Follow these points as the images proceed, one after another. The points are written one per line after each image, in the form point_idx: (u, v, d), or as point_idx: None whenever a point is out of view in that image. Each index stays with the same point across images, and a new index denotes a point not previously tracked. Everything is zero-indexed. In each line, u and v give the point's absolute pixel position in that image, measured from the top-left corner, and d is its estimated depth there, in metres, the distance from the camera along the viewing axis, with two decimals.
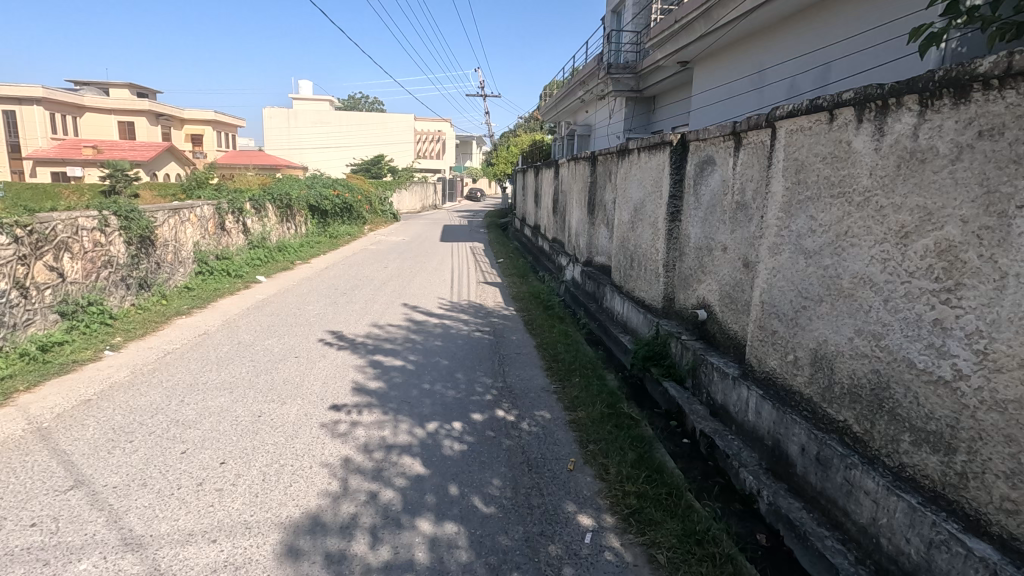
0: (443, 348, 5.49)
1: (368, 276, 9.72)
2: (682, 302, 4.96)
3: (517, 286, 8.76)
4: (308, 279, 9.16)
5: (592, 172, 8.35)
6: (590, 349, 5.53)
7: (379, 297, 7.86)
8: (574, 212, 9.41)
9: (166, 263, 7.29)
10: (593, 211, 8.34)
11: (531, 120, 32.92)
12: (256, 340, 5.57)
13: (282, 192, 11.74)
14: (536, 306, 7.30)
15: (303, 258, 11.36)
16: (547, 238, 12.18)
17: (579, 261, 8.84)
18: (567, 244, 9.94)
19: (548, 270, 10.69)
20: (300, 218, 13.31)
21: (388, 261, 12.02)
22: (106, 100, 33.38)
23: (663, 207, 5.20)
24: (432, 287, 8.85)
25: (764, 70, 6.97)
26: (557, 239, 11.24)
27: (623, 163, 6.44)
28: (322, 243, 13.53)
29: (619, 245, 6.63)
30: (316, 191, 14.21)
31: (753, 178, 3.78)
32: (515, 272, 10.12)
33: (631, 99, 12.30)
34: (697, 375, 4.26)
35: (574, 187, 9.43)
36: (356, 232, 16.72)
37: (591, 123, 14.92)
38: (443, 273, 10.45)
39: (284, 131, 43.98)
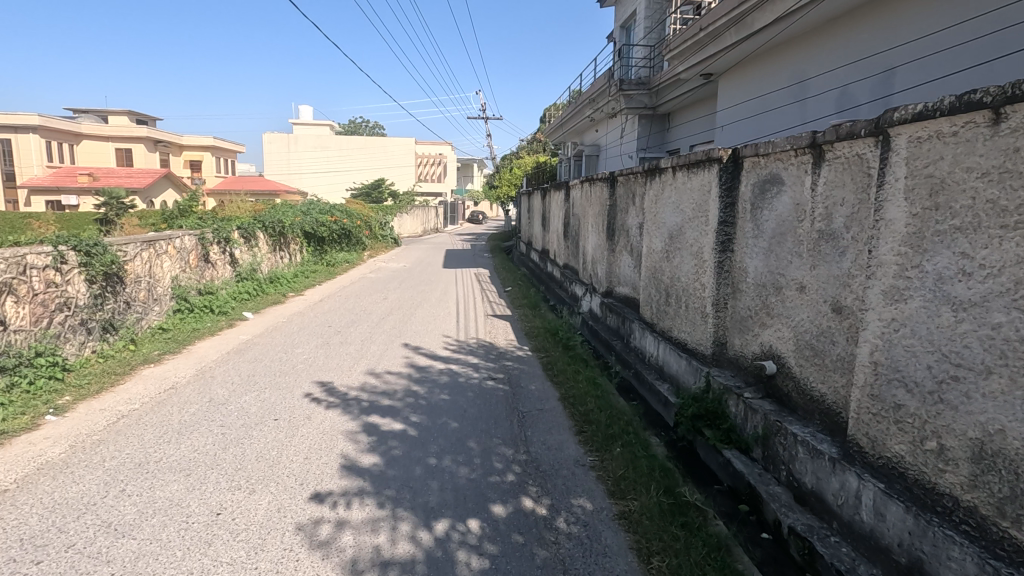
0: (451, 404, 4.64)
1: (365, 310, 8.91)
2: (740, 349, 4.12)
3: (530, 320, 7.92)
4: (300, 315, 8.35)
5: (611, 194, 7.58)
6: (625, 403, 4.67)
7: (377, 336, 7.03)
8: (590, 237, 8.61)
9: (138, 301, 6.50)
10: (614, 238, 7.54)
11: (533, 142, 32.49)
12: (231, 396, 4.74)
13: (274, 219, 10.99)
14: (554, 346, 6.44)
15: (296, 289, 10.54)
16: (558, 265, 11.37)
17: (597, 292, 8.01)
18: (583, 272, 9.13)
19: (560, 300, 9.87)
20: (295, 247, 12.53)
21: (389, 291, 11.22)
22: (104, 127, 33.05)
23: (710, 235, 4.40)
24: (436, 322, 8.02)
25: (805, 80, 6.23)
26: (570, 267, 10.42)
27: (653, 184, 5.67)
28: (318, 272, 12.74)
29: (649, 277, 5.83)
30: (312, 217, 13.47)
31: (846, 201, 2.98)
32: (526, 304, 9.28)
33: (645, 117, 11.65)
34: (771, 446, 3.40)
35: (590, 210, 8.65)
36: (355, 259, 15.96)
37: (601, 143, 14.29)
38: (447, 304, 9.63)
39: (284, 156, 43.67)
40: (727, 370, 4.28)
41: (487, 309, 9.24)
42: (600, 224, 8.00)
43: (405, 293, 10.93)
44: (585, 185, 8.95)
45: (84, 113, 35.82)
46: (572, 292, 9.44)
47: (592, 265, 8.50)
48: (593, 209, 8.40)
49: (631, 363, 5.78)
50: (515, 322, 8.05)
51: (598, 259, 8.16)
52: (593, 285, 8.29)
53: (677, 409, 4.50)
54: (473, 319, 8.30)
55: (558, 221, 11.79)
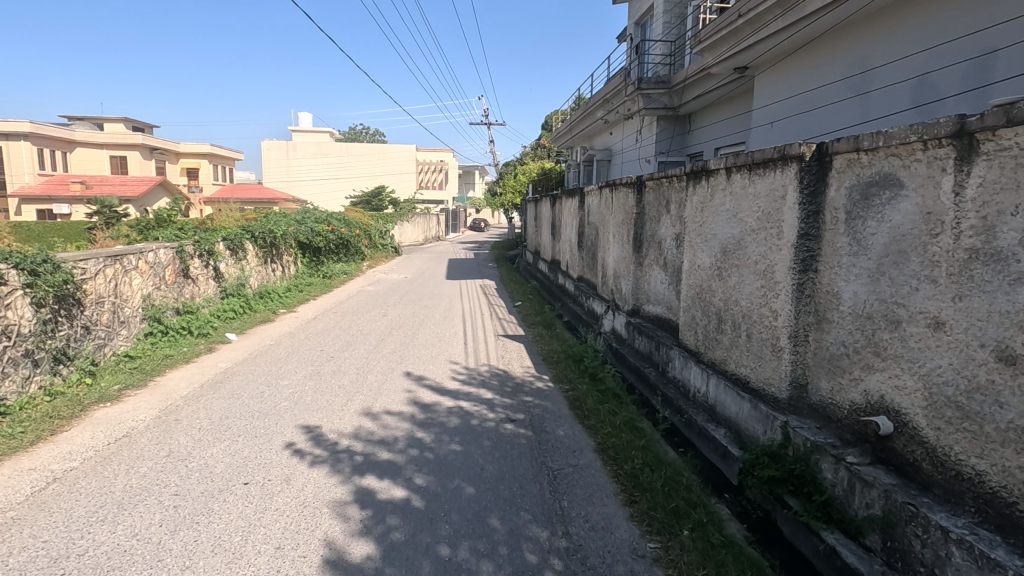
0: (464, 459, 3.79)
1: (363, 329, 8.06)
2: (829, 395, 3.28)
3: (547, 343, 7.07)
4: (288, 337, 7.49)
5: (638, 201, 6.75)
6: (678, 457, 3.82)
7: (374, 363, 6.17)
8: (612, 249, 7.76)
9: (100, 326, 5.66)
10: (642, 250, 6.70)
11: (537, 148, 31.79)
12: (195, 449, 3.89)
13: (264, 229, 10.16)
14: (579, 376, 5.59)
15: (288, 305, 9.68)
16: (571, 277, 10.53)
17: (622, 311, 7.17)
18: (603, 288, 8.27)
19: (577, 318, 9.03)
20: (288, 259, 11.68)
21: (389, 307, 10.35)
22: (98, 135, 32.34)
23: (785, 251, 3.56)
24: (442, 344, 7.17)
25: (869, 70, 5.45)
26: (587, 281, 9.57)
27: (698, 189, 4.84)
28: (313, 285, 11.90)
29: (693, 297, 4.99)
30: (306, 226, 12.62)
31: (1023, 209, 2.15)
32: (540, 321, 8.43)
33: (665, 118, 10.88)
34: (898, 537, 2.55)
35: (611, 219, 7.81)
36: (353, 270, 15.12)
37: (614, 147, 13.51)
38: (452, 322, 8.76)
39: (283, 164, 42.98)
40: (810, 420, 3.42)
41: (497, 328, 8.39)
42: (625, 235, 7.16)
43: (406, 309, 10.07)
44: (605, 190, 8.12)
45: (79, 120, 35.15)
46: (590, 308, 8.59)
47: (614, 280, 7.64)
48: (616, 217, 7.55)
49: (672, 398, 4.93)
50: (530, 344, 7.19)
51: (622, 274, 7.29)
52: (617, 303, 7.44)
53: (743, 464, 3.65)
54: (482, 341, 7.43)
55: (570, 230, 10.95)
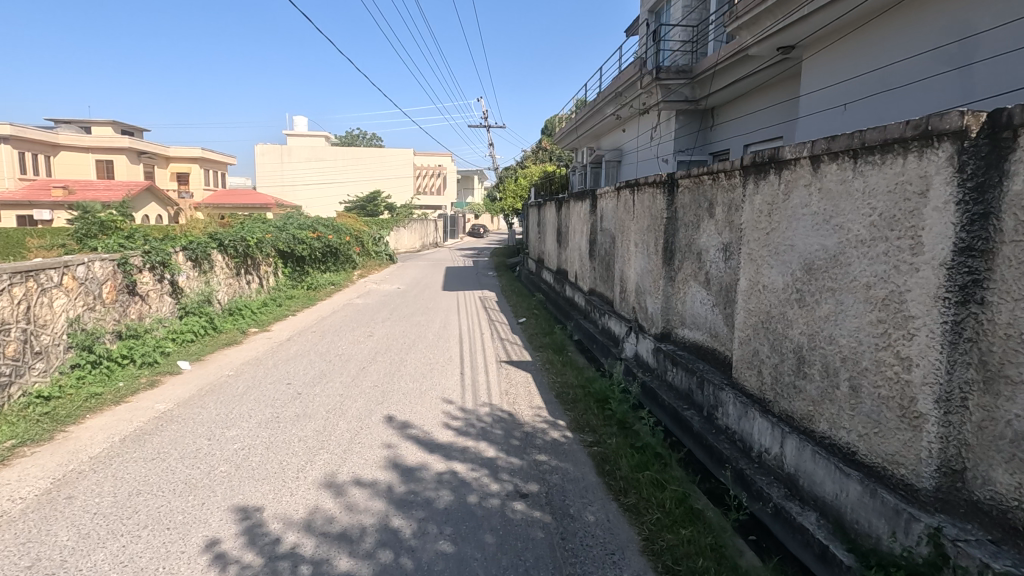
0: (458, 571, 2.65)
1: (343, 354, 6.92)
2: (1015, 496, 2.13)
3: (560, 373, 5.94)
4: (252, 364, 6.34)
5: (670, 204, 5.64)
6: (761, 565, 2.68)
7: (349, 403, 5.02)
8: (633, 260, 6.63)
9: (3, 360, 4.51)
10: (675, 263, 5.58)
11: (539, 151, 30.76)
12: (74, 553, 2.74)
13: (236, 237, 9.01)
14: (604, 423, 4.45)
15: (261, 324, 8.53)
16: (583, 291, 9.39)
17: (649, 334, 6.03)
18: (622, 305, 7.15)
19: (591, 338, 7.90)
20: (266, 270, 10.52)
21: (377, 322, 9.20)
22: (84, 138, 31.26)
23: (926, 272, 2.43)
24: (435, 374, 6.03)
25: (969, 38, 4.34)
26: (602, 295, 8.44)
27: (764, 186, 3.73)
28: (294, 299, 10.75)
29: (755, 327, 3.86)
30: (288, 233, 11.46)
31: None
32: (550, 342, 7.29)
33: (686, 112, 9.77)
34: None
35: (633, 225, 6.68)
36: (342, 281, 13.97)
37: (625, 147, 12.40)
38: (446, 343, 7.62)
39: (277, 168, 41.92)
40: (976, 528, 2.26)
41: (499, 351, 7.24)
42: (651, 244, 6.04)
43: (395, 325, 8.92)
44: (625, 191, 7.00)
45: (66, 123, 34.12)
46: (608, 327, 7.45)
47: (637, 297, 6.51)
48: (640, 223, 6.43)
49: (731, 458, 3.79)
50: (538, 374, 6.05)
51: (648, 290, 6.17)
52: (642, 324, 6.30)
53: None
54: (482, 369, 6.28)
55: (580, 237, 9.85)
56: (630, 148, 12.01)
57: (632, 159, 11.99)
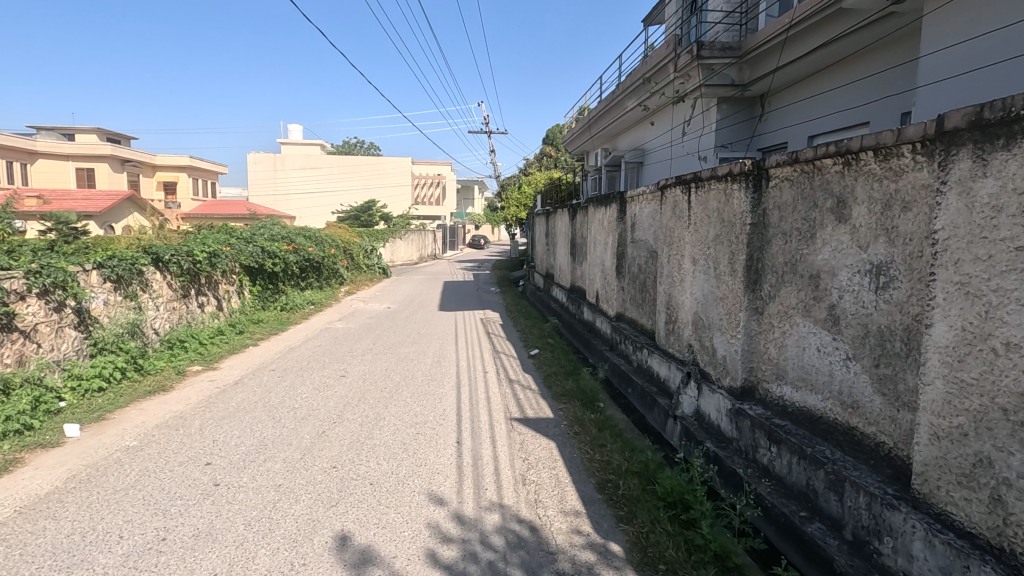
0: None
1: (303, 406, 5.21)
2: None
3: (599, 444, 4.23)
4: (170, 426, 4.60)
5: (755, 205, 3.97)
6: None
7: (286, 507, 3.29)
8: (691, 281, 4.94)
9: None
10: (764, 289, 3.92)
11: (544, 159, 29.26)
12: None
13: (180, 250, 7.31)
14: (690, 556, 2.74)
15: (207, 361, 6.82)
16: (609, 317, 7.67)
17: (723, 389, 4.31)
18: (671, 340, 5.44)
19: (628, 382, 6.19)
20: (225, 290, 8.76)
21: (355, 353, 7.46)
22: (64, 146, 29.69)
23: None
24: (422, 443, 4.32)
25: None
26: (639, 326, 6.72)
27: (1005, 164, 2.05)
28: (261, 324, 9.06)
29: (980, 413, 2.17)
30: (255, 245, 9.69)
31: None
32: (575, 390, 5.58)
33: (730, 99, 8.14)
34: None
35: (689, 236, 5.00)
36: (324, 300, 12.28)
37: (649, 145, 10.77)
38: (438, 387, 5.88)
39: (271, 177, 40.46)
40: None
41: (509, 400, 5.52)
42: (722, 261, 4.35)
43: (377, 358, 7.20)
44: (675, 192, 5.33)
45: (47, 131, 32.55)
46: (654, 372, 5.72)
47: (698, 331, 4.81)
48: (701, 233, 4.75)
49: None
50: (565, 444, 4.32)
51: (716, 325, 4.46)
52: (708, 372, 4.58)
53: None
54: (486, 433, 4.57)
55: (602, 250, 8.18)
56: (656, 146, 10.38)
57: (658, 159, 10.36)
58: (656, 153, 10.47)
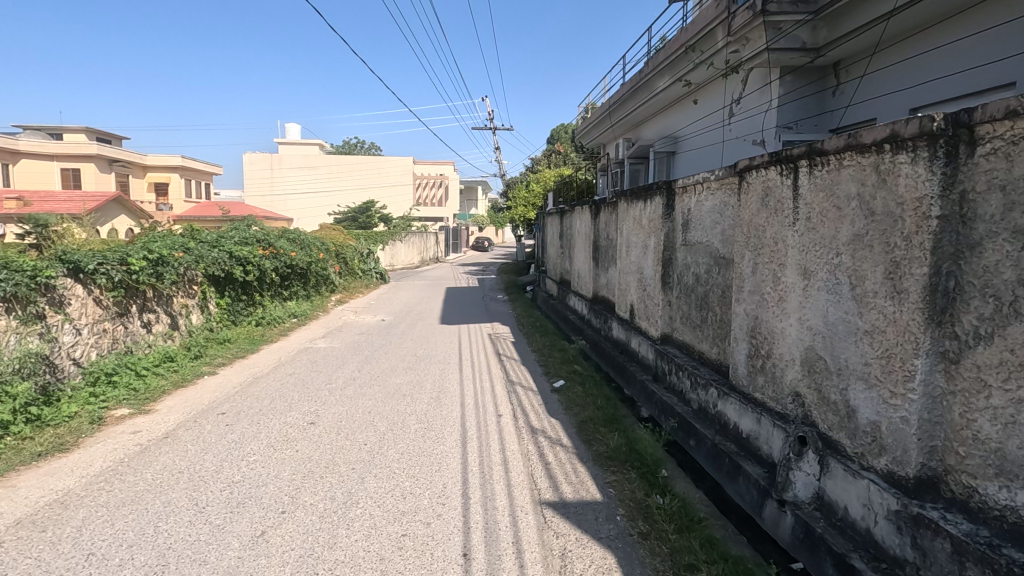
0: None
1: (247, 477, 3.71)
2: None
3: (687, 565, 2.70)
4: (36, 524, 3.09)
5: (948, 185, 2.44)
6: None
7: None
8: (800, 304, 3.44)
9: None
10: (966, 324, 2.39)
11: (551, 156, 27.81)
12: None
13: (112, 258, 5.81)
14: None
15: (142, 398, 5.33)
16: (653, 339, 6.17)
17: (874, 475, 2.79)
18: (760, 382, 3.92)
19: (691, 432, 4.68)
20: (182, 305, 7.27)
21: (333, 386, 5.94)
22: (47, 145, 28.30)
23: None
24: (411, 556, 2.81)
25: None
26: (700, 354, 5.21)
27: None
28: (227, 346, 7.58)
29: None
30: (222, 250, 8.18)
31: None
32: (625, 450, 4.06)
33: (796, 70, 6.62)
34: None
35: (796, 237, 3.48)
36: (309, 311, 10.80)
37: (687, 131, 9.28)
38: (436, 442, 4.36)
39: (267, 178, 39.10)
40: None
41: (534, 464, 4.00)
42: (871, 275, 2.82)
43: (361, 393, 5.68)
44: (767, 174, 3.81)
45: (31, 131, 31.14)
46: (733, 424, 4.20)
47: (816, 377, 3.29)
48: (821, 233, 3.23)
49: None
50: (632, 560, 2.80)
51: (857, 371, 2.93)
52: (841, 443, 3.06)
53: None
54: (506, 533, 3.06)
55: (640, 254, 6.66)
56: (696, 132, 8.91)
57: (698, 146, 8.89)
58: (695, 140, 9.01)
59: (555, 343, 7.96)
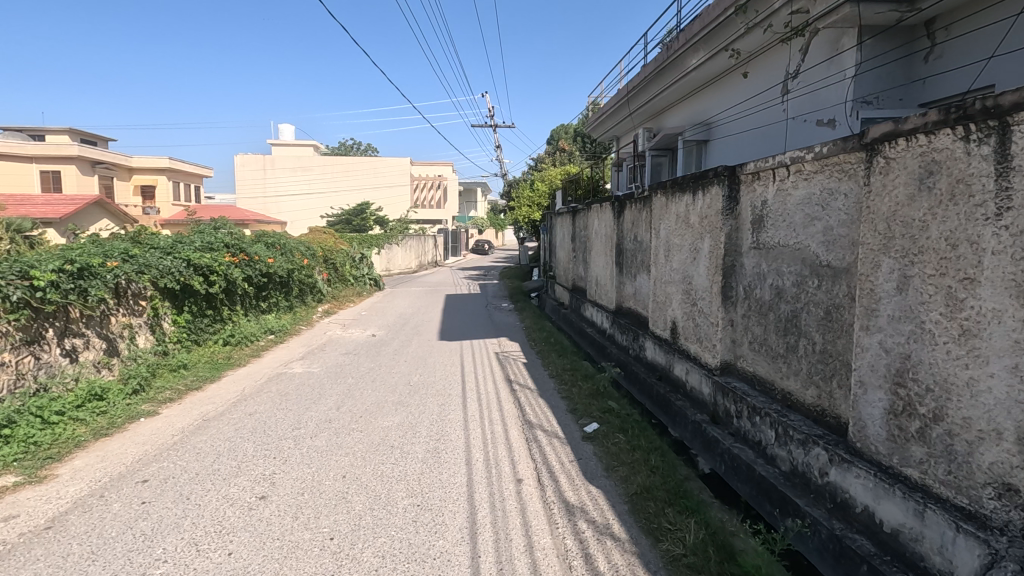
0: None
1: None
2: None
3: None
4: None
5: None
6: None
7: None
8: (1016, 345, 2.15)
9: None
10: None
11: (555, 155, 26.54)
12: None
13: (11, 272, 4.54)
14: None
15: (40, 459, 3.98)
16: (710, 369, 4.89)
17: None
18: (917, 455, 2.63)
19: (786, 509, 3.39)
20: (124, 325, 5.98)
21: (302, 433, 4.63)
22: (25, 147, 26.89)
23: None
24: None
25: None
26: (786, 394, 3.93)
27: None
28: (182, 375, 6.27)
29: None
30: (178, 256, 6.87)
31: None
32: (713, 554, 2.77)
33: (877, 29, 5.35)
34: None
35: (1006, 238, 2.19)
36: (288, 326, 9.49)
37: (726, 115, 8.00)
38: (434, 534, 3.05)
39: (259, 180, 37.78)
40: None
41: None
42: None
43: (336, 444, 4.38)
44: (932, 143, 2.52)
45: (10, 132, 29.73)
46: (862, 508, 2.92)
47: None
48: None
49: None
50: None
51: None
52: None
53: None
54: None
55: (686, 260, 5.37)
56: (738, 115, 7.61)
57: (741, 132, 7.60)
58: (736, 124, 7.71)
59: (577, 366, 6.68)
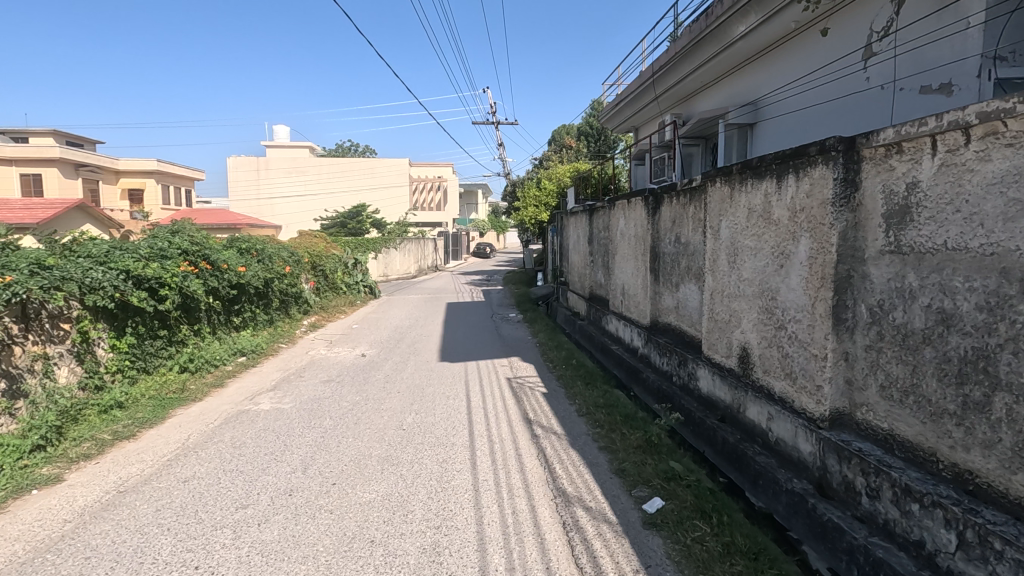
0: None
1: None
2: None
3: None
4: None
5: None
6: None
7: None
8: None
9: None
10: None
11: (559, 153, 25.26)
12: None
13: None
14: None
15: None
16: (809, 419, 3.58)
17: None
18: None
19: None
20: (35, 356, 4.67)
21: (249, 515, 3.32)
22: (4, 149, 25.61)
23: None
24: None
25: None
26: (961, 472, 2.61)
27: None
28: (114, 419, 4.94)
29: None
30: (112, 266, 5.54)
31: None
32: None
33: None
34: None
35: None
36: (265, 344, 8.18)
37: (785, 88, 6.67)
38: None
39: (253, 183, 36.55)
40: None
41: None
42: None
43: (294, 540, 3.05)
44: None
45: None
46: None
47: None
48: None
49: None
50: None
51: None
52: None
53: None
54: None
55: (767, 268, 4.05)
56: (804, 87, 6.31)
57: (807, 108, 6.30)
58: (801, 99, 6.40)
59: (613, 401, 5.36)
